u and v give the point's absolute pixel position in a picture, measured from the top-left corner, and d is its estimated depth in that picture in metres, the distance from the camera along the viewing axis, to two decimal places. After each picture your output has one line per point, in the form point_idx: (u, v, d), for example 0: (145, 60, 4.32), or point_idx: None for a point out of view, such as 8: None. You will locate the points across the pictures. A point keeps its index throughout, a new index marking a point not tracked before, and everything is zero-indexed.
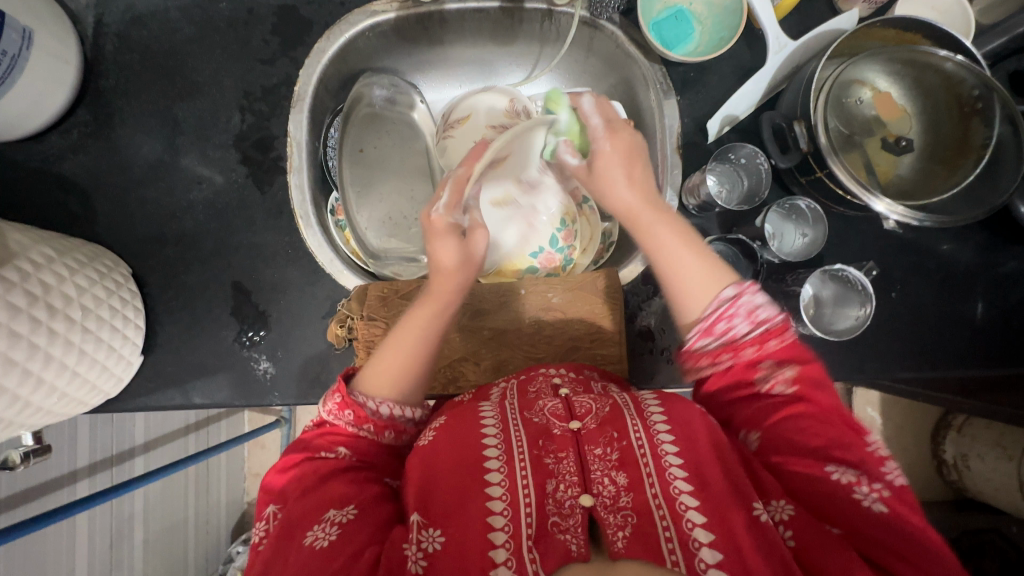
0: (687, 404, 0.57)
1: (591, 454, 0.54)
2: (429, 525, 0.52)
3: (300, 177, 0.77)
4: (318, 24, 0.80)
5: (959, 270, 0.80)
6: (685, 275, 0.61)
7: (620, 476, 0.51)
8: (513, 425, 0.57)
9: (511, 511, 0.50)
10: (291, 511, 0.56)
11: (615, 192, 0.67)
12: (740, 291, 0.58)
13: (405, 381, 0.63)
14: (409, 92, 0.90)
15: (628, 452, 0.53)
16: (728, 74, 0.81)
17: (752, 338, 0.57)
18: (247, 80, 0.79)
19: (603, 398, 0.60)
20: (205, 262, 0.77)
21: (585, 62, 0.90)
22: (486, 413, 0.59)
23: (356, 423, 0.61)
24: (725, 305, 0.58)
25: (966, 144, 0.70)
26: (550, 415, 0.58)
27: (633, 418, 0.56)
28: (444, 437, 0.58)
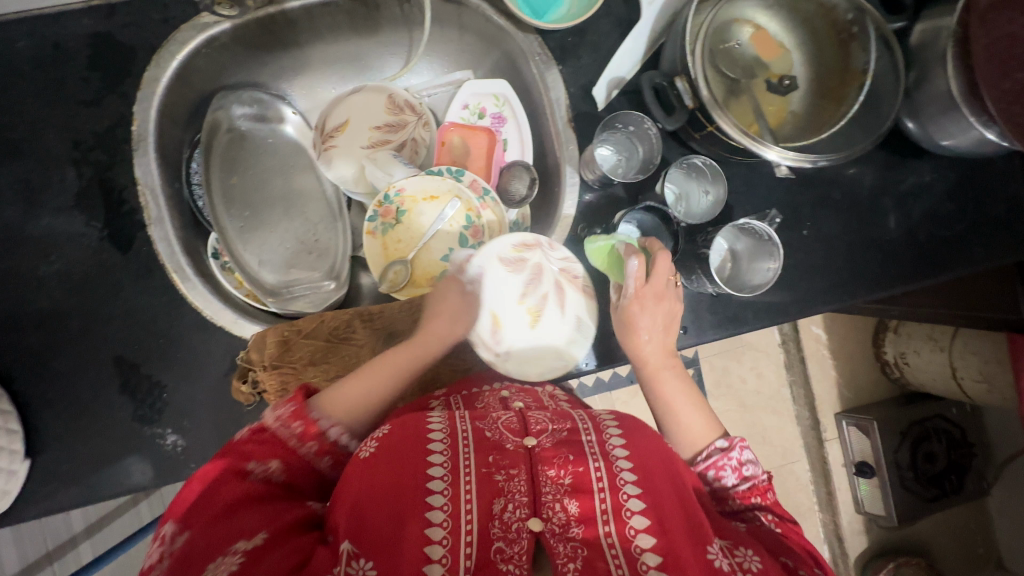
0: (645, 434, 0.57)
1: (544, 474, 0.51)
2: (360, 555, 0.46)
3: (162, 228, 0.69)
4: (143, 49, 0.69)
5: (863, 195, 0.80)
6: (685, 416, 0.64)
7: (573, 503, 0.49)
8: (463, 441, 0.54)
9: (451, 540, 0.47)
10: (195, 536, 0.47)
11: (639, 342, 0.66)
12: (730, 444, 0.62)
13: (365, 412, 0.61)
14: (275, 105, 0.83)
15: (582, 478, 0.51)
16: (607, 34, 0.76)
17: (737, 492, 0.60)
18: (73, 128, 0.68)
19: (561, 419, 0.58)
20: (76, 342, 0.68)
21: (460, 40, 0.85)
22: (435, 426, 0.55)
23: (302, 439, 0.55)
24: (715, 456, 0.61)
25: (848, 71, 0.69)
26: (503, 432, 0.56)
27: (591, 442, 0.54)
28: (383, 456, 0.53)
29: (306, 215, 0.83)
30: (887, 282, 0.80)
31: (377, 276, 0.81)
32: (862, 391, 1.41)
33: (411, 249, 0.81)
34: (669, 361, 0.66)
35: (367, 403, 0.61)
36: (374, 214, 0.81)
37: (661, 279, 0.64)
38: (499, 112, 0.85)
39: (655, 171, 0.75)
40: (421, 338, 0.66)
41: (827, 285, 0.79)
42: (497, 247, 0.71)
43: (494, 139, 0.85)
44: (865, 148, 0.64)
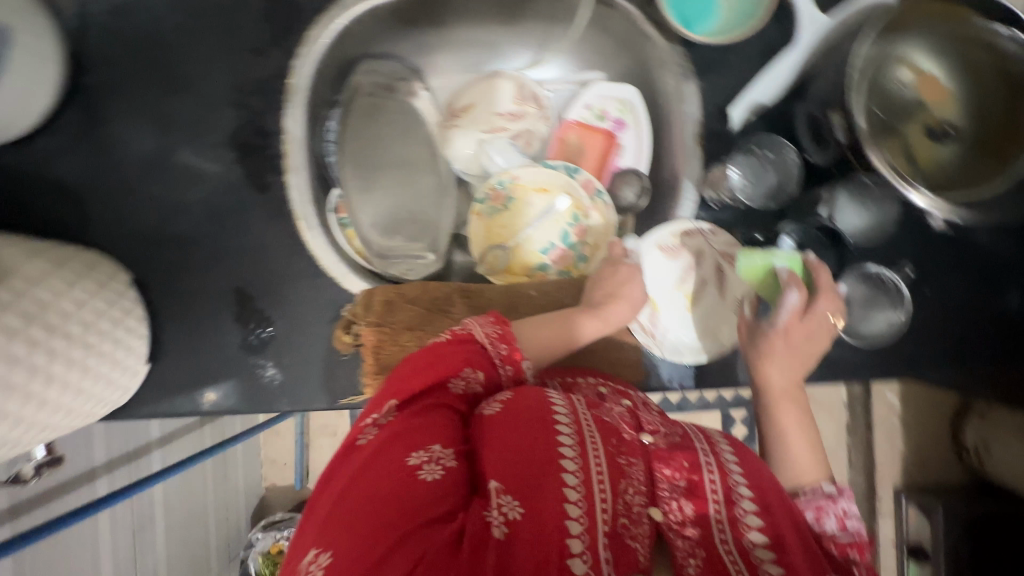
0: (757, 459, 0.55)
1: (661, 473, 0.52)
2: (508, 492, 0.46)
3: (299, 177, 0.74)
4: (311, 10, 0.75)
5: (1001, 264, 0.74)
6: (795, 450, 0.63)
7: (688, 504, 0.50)
8: (585, 420, 0.53)
9: (587, 504, 0.46)
10: (400, 424, 0.52)
11: (770, 363, 0.69)
12: (840, 493, 0.56)
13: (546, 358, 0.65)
14: (409, 80, 0.85)
15: (697, 484, 0.51)
16: (753, 56, 0.74)
17: (836, 539, 0.51)
18: (237, 72, 0.74)
19: (672, 425, 0.59)
20: (205, 266, 0.74)
21: (597, 41, 0.83)
22: (555, 401, 0.54)
23: (503, 361, 0.60)
24: (818, 500, 0.56)
25: (1016, 129, 0.64)
26: (621, 422, 0.56)
27: (705, 451, 0.53)
28: (508, 415, 0.52)
29: (416, 187, 0.85)
30: (1005, 361, 0.74)
31: (476, 257, 0.83)
32: (930, 470, 1.31)
33: (512, 236, 0.83)
34: (792, 390, 0.68)
35: (557, 341, 0.66)
36: (484, 196, 0.83)
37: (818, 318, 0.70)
38: (622, 117, 0.84)
39: (789, 198, 0.73)
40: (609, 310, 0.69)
41: (940, 353, 0.74)
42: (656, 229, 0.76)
43: (612, 143, 0.84)
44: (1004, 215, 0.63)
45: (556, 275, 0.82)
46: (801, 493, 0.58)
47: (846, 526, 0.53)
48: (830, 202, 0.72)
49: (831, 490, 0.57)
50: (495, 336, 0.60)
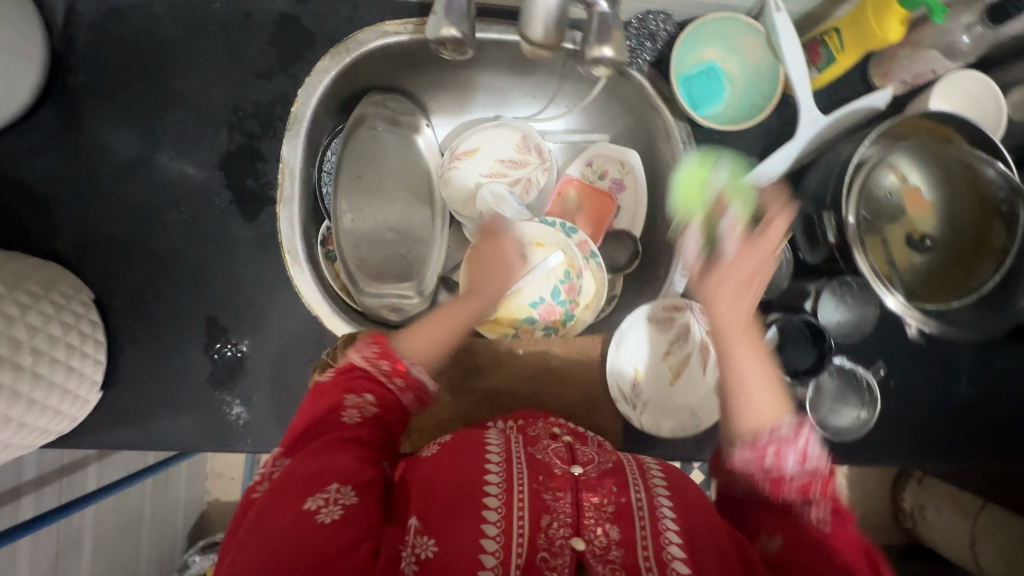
0: (688, 490, 0.58)
1: (588, 501, 0.52)
2: (424, 531, 0.51)
3: (290, 209, 0.71)
4: (322, 39, 0.73)
5: (960, 363, 0.78)
6: (754, 391, 0.54)
7: (614, 529, 0.50)
8: (516, 461, 0.56)
9: (504, 536, 0.49)
10: (298, 469, 0.51)
11: (726, 303, 0.57)
12: (798, 428, 0.52)
13: (435, 353, 0.63)
14: (414, 115, 0.84)
15: (626, 508, 0.52)
16: (752, 141, 0.77)
17: (795, 479, 0.50)
18: (237, 93, 0.71)
19: (605, 453, 0.62)
20: (177, 292, 0.70)
21: (606, 104, 0.85)
22: (491, 447, 0.58)
23: (389, 376, 0.60)
24: (774, 438, 0.51)
25: (987, 244, 0.68)
26: (553, 457, 0.58)
27: (636, 481, 0.56)
28: (441, 460, 0.58)
29: (410, 223, 0.85)
30: (961, 457, 0.78)
31: None
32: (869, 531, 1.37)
33: None
34: (744, 317, 0.57)
35: (438, 342, 0.63)
36: None
37: (766, 248, 0.57)
38: (621, 178, 0.86)
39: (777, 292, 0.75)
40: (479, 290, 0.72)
41: (901, 444, 0.77)
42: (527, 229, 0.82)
43: (610, 203, 0.86)
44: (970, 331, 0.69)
45: (541, 331, 0.79)
46: (760, 434, 0.52)
47: (807, 494, 0.49)
48: (815, 294, 0.74)
49: (795, 422, 0.52)
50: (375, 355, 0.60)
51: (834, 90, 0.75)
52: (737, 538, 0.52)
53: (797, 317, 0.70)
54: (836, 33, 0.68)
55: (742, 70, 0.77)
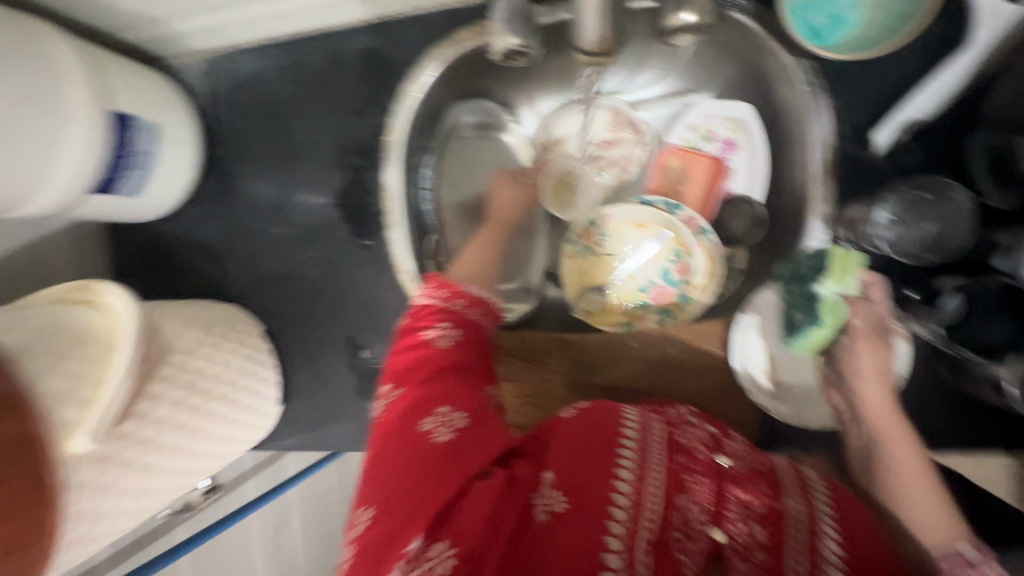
0: (855, 501, 0.53)
1: (733, 494, 0.50)
2: (556, 487, 0.48)
3: (399, 232, 0.76)
4: (404, 65, 0.76)
5: None
6: (919, 509, 0.53)
7: (760, 530, 0.48)
8: (654, 440, 0.52)
9: (633, 510, 0.47)
10: (411, 396, 0.54)
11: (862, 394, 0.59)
12: (983, 555, 0.47)
13: (481, 275, 0.73)
14: (499, 115, 0.82)
15: (775, 511, 0.49)
16: (907, 60, 0.62)
17: None
18: (342, 134, 0.79)
19: (758, 452, 0.55)
20: (323, 318, 0.81)
21: (702, 55, 0.72)
22: (628, 414, 0.54)
23: (450, 299, 0.63)
24: (956, 564, 0.47)
25: None
26: (696, 440, 0.54)
27: (793, 489, 0.51)
28: (579, 421, 0.53)
29: None
30: None
31: (573, 301, 0.78)
32: None
33: (608, 275, 0.78)
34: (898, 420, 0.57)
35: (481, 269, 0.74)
36: (577, 237, 0.78)
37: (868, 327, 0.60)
38: (733, 138, 0.73)
39: (960, 251, 0.59)
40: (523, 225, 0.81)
41: None
42: (569, 273, 0.79)
43: (720, 166, 0.74)
44: None
45: (658, 316, 0.76)
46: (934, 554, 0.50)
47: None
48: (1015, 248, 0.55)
49: (973, 553, 0.48)
50: (434, 289, 0.64)
51: None
52: None
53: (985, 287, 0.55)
54: None
55: None
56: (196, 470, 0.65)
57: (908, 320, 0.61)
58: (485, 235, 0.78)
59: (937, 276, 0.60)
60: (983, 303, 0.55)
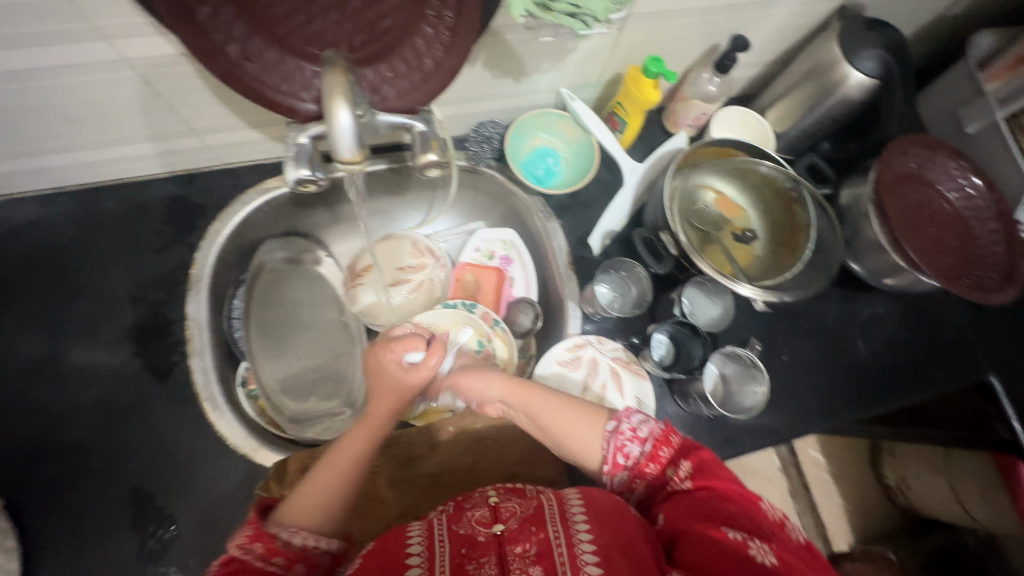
0: (604, 493, 0.60)
1: (511, 553, 0.55)
2: None
3: (202, 359, 0.75)
4: (211, 208, 0.83)
5: (830, 325, 0.91)
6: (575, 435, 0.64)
7: (536, 569, 0.53)
8: (438, 540, 0.57)
9: None
10: None
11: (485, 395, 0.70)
12: (618, 422, 0.63)
13: (325, 512, 0.60)
14: (312, 250, 0.92)
15: (545, 546, 0.55)
16: (599, 194, 0.92)
17: (646, 458, 0.61)
18: (138, 271, 0.79)
19: (528, 499, 0.62)
20: (96, 472, 0.70)
21: (474, 197, 0.96)
22: (412, 529, 0.59)
23: (267, 557, 0.55)
24: (613, 440, 0.62)
25: (795, 226, 0.84)
26: (474, 525, 0.58)
27: (553, 522, 0.57)
28: (370, 560, 0.56)
29: (329, 344, 0.90)
30: (864, 405, 0.87)
31: None
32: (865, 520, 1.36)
33: None
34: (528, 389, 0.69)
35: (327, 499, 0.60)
36: None
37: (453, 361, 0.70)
38: (507, 254, 0.94)
39: (651, 304, 0.85)
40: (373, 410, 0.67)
41: (808, 410, 0.85)
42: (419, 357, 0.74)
43: (503, 277, 0.94)
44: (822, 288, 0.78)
45: None
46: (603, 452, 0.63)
47: (661, 463, 0.61)
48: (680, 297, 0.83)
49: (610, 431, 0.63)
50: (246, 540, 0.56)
51: (644, 142, 0.94)
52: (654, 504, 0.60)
53: (673, 321, 0.82)
54: (620, 105, 0.86)
55: (568, 145, 0.91)
56: None
57: (643, 360, 0.82)
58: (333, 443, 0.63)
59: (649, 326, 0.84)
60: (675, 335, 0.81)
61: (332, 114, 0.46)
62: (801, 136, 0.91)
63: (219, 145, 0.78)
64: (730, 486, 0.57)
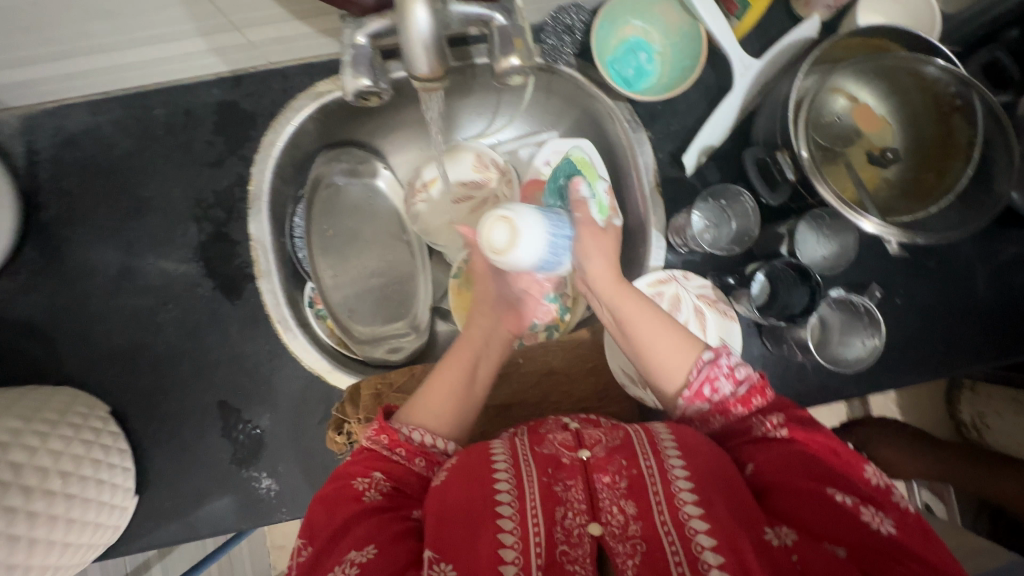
0: (694, 432, 0.55)
1: (600, 482, 0.52)
2: (442, 559, 0.48)
3: (270, 282, 0.74)
4: (262, 116, 0.75)
5: (959, 264, 0.77)
6: (662, 348, 0.60)
7: (629, 505, 0.50)
8: (523, 460, 0.54)
9: (522, 544, 0.48)
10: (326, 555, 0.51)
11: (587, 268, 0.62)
12: (717, 354, 0.59)
13: (447, 421, 0.60)
14: (370, 161, 0.85)
15: (637, 481, 0.51)
16: (697, 100, 0.77)
17: (736, 398, 0.57)
18: (197, 187, 0.76)
19: (614, 428, 0.57)
20: (185, 385, 0.74)
21: (546, 103, 0.82)
22: (495, 448, 0.55)
23: (391, 447, 0.56)
24: (706, 368, 0.57)
25: (952, 142, 0.67)
26: (559, 447, 0.56)
27: (646, 455, 0.53)
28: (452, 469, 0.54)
29: (390, 264, 0.87)
30: (984, 356, 0.77)
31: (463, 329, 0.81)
32: None
33: None
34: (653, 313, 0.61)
35: (454, 406, 0.61)
36: (457, 270, 0.84)
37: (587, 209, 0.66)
38: None
39: (755, 240, 0.74)
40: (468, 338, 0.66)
41: (916, 358, 0.76)
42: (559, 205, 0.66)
43: None
44: (979, 226, 0.62)
45: (546, 332, 0.77)
46: (688, 377, 0.59)
47: (751, 409, 0.57)
48: (789, 236, 0.73)
49: (709, 356, 0.59)
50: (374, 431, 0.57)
51: (763, 29, 0.75)
52: (738, 455, 0.56)
53: (777, 261, 0.72)
54: None
55: (666, 37, 0.76)
56: (24, 569, 0.57)
57: (736, 300, 0.74)
58: (448, 365, 0.63)
59: (744, 265, 0.75)
60: (780, 276, 0.72)
61: (409, 17, 0.36)
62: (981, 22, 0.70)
63: (265, 41, 0.68)
64: (835, 449, 0.53)
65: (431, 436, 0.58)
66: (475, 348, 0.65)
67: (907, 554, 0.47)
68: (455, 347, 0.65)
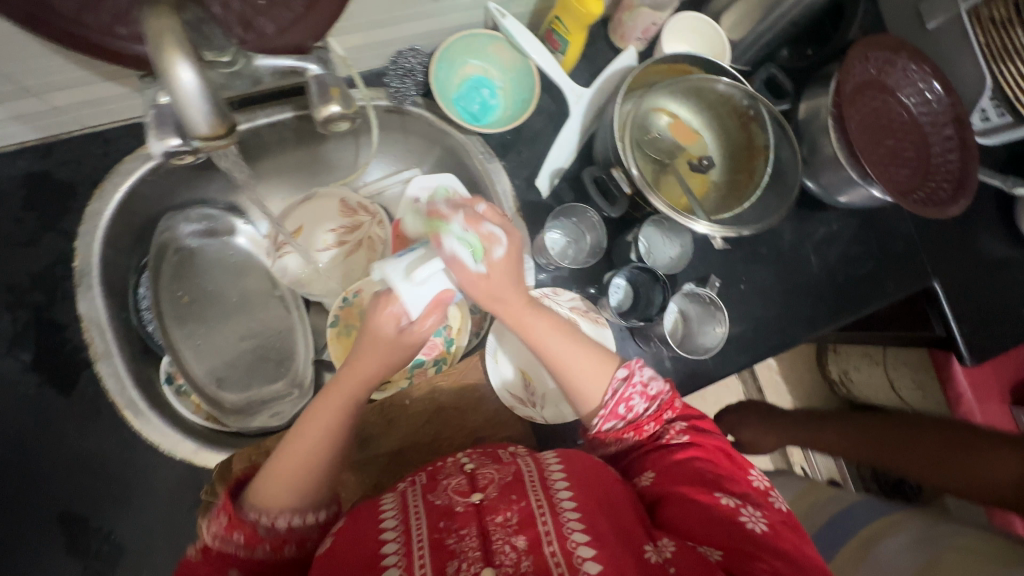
0: (583, 458, 0.59)
1: (493, 522, 0.51)
2: None
3: (111, 364, 0.66)
4: (83, 186, 0.69)
5: (785, 248, 0.89)
6: (576, 368, 0.61)
7: (519, 540, 0.49)
8: (414, 513, 0.53)
9: None
10: None
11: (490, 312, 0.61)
12: (630, 370, 0.62)
13: (303, 493, 0.54)
14: (226, 218, 0.79)
15: (526, 514, 0.52)
16: (542, 128, 0.82)
17: (649, 413, 0.62)
18: (6, 271, 0.66)
19: (507, 466, 0.58)
20: (11, 503, 0.63)
21: (405, 141, 0.82)
22: (385, 505, 0.56)
23: (249, 546, 0.52)
24: (621, 387, 0.61)
25: (752, 147, 0.78)
26: (452, 494, 0.55)
27: (535, 489, 0.54)
28: (344, 537, 0.52)
29: (262, 323, 0.80)
30: (818, 324, 0.89)
31: None
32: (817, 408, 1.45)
33: None
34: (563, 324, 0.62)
35: (307, 475, 0.55)
36: (335, 318, 0.78)
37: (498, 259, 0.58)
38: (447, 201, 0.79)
39: (606, 249, 0.80)
40: (341, 380, 0.58)
41: (766, 335, 0.86)
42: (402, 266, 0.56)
43: None
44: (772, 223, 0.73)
45: (434, 367, 0.77)
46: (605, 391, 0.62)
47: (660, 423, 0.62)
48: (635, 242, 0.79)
49: (621, 375, 0.62)
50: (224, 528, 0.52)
51: (589, 62, 0.83)
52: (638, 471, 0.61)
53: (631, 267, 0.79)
54: (558, 20, 0.75)
55: (504, 73, 0.80)
56: None
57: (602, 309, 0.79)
58: (320, 419, 0.56)
59: (605, 275, 0.81)
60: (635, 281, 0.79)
61: (171, 78, 0.35)
62: (760, 44, 0.83)
63: (72, 105, 0.63)
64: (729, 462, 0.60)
65: (300, 515, 0.55)
66: (349, 396, 0.58)
67: (778, 550, 0.51)
68: (321, 397, 0.58)
